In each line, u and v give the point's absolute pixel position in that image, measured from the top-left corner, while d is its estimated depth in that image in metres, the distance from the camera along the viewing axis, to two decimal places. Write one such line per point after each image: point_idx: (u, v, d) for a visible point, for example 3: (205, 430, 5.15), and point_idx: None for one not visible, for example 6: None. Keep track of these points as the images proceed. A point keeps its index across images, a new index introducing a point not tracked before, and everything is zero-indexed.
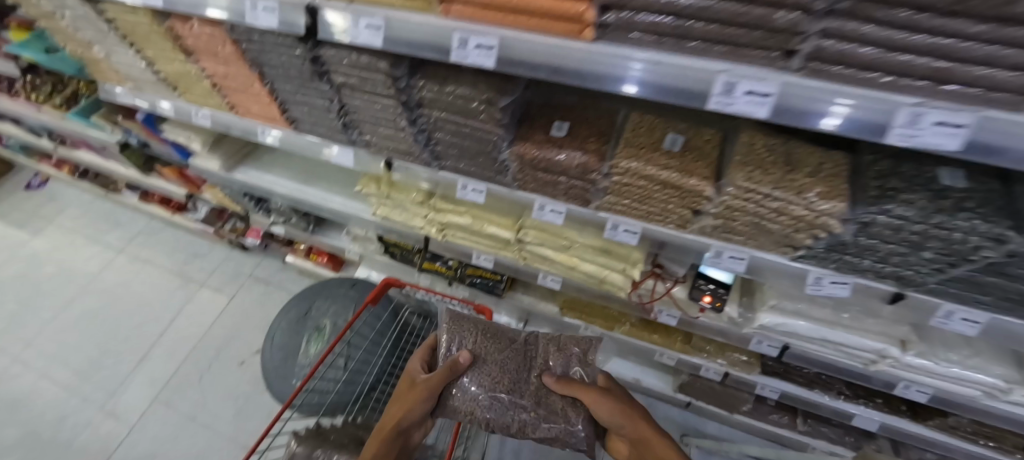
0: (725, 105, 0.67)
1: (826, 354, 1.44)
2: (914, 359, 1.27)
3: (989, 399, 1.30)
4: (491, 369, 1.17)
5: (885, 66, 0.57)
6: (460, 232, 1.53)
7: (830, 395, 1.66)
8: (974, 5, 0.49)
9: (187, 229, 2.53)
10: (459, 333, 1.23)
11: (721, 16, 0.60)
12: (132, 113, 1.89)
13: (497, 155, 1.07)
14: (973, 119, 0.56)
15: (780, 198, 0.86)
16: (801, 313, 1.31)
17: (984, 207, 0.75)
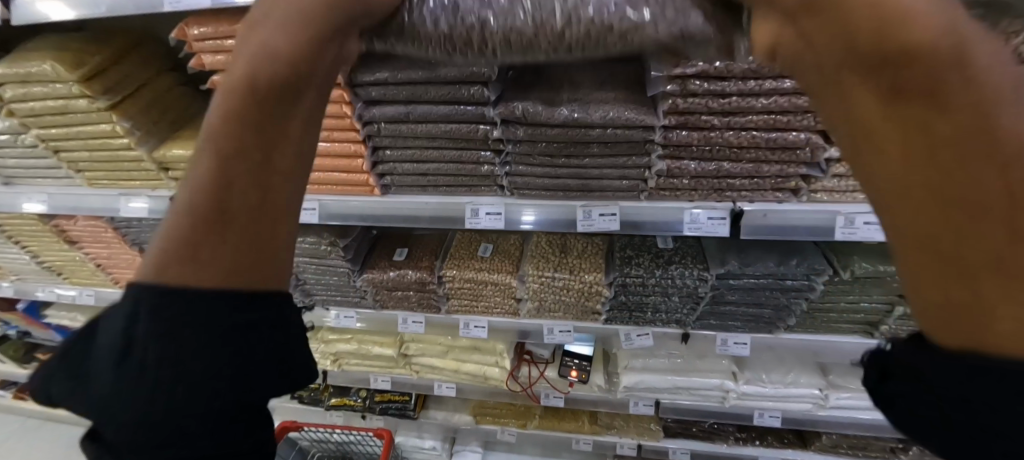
0: (476, 224, 0.97)
1: (692, 403, 1.51)
2: (747, 388, 1.42)
3: (822, 409, 1.46)
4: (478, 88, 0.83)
5: (556, 186, 0.94)
6: (352, 358, 1.55)
7: (727, 443, 1.64)
8: (573, 150, 0.87)
9: (72, 422, 2.34)
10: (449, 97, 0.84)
11: (451, 171, 0.95)
12: (13, 303, 1.93)
13: (353, 282, 1.28)
14: (617, 209, 0.94)
15: (564, 277, 1.15)
16: (648, 368, 1.44)
17: (685, 258, 1.13)
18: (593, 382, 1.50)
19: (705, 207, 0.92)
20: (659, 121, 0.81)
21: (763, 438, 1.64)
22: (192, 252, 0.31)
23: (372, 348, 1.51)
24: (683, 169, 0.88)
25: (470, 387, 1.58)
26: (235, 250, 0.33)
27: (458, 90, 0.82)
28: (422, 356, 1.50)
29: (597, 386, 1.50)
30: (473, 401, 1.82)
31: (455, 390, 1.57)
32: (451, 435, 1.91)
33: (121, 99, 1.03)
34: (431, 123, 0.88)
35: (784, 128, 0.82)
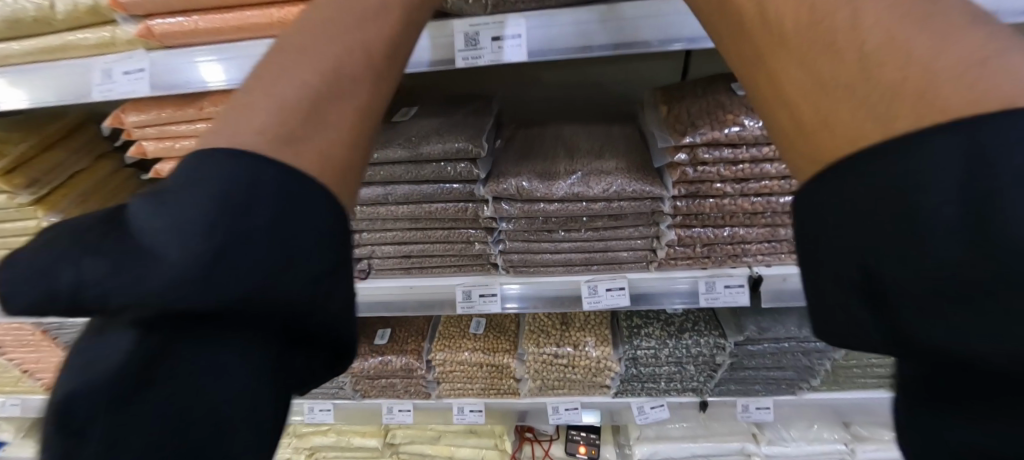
0: (468, 308, 0.85)
1: None
2: (771, 450, 1.24)
3: None
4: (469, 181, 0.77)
5: (555, 262, 0.84)
6: (331, 451, 1.37)
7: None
8: (573, 223, 0.80)
9: None
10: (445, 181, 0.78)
11: (437, 251, 0.84)
12: None
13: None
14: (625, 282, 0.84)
15: (567, 353, 1.04)
16: (661, 436, 1.27)
17: (696, 324, 1.03)
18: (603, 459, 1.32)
19: (721, 275, 0.83)
20: (669, 192, 0.76)
21: None
22: (310, 122, 0.33)
23: (354, 440, 1.34)
24: (694, 238, 0.80)
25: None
26: (344, 129, 0.35)
27: (445, 169, 0.75)
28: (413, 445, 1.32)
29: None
30: None
31: None
32: None
33: (50, 191, 0.90)
34: (414, 204, 0.79)
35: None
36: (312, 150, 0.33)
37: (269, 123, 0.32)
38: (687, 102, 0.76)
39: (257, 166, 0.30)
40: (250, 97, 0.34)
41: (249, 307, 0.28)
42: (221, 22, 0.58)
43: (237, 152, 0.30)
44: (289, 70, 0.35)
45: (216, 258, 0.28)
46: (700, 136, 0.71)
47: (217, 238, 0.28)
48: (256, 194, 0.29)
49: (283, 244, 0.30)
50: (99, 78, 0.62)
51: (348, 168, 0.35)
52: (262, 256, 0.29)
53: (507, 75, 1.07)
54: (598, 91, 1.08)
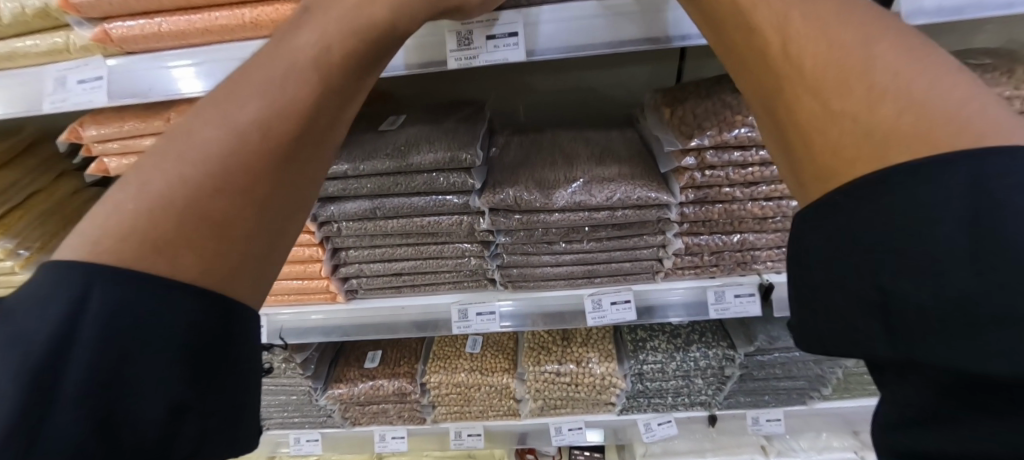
0: (465, 327, 0.80)
1: None
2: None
3: None
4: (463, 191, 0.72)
5: (557, 275, 0.79)
6: None
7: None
8: (575, 234, 0.75)
9: None
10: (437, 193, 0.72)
11: (430, 268, 0.79)
12: None
13: (317, 399, 1.06)
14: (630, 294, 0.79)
15: (569, 371, 0.99)
16: (667, 452, 1.22)
17: (703, 335, 0.99)
18: None
19: (730, 284, 0.78)
20: (676, 199, 0.71)
21: None
22: (198, 207, 0.31)
23: None
24: (701, 246, 0.76)
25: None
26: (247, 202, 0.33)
27: (436, 180, 0.70)
28: None
29: None
30: None
31: None
32: None
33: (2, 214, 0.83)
34: (404, 218, 0.74)
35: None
36: (183, 243, 0.31)
37: (157, 199, 0.31)
38: (692, 102, 0.72)
39: (110, 287, 0.29)
40: (146, 169, 0.32)
41: (101, 434, 0.28)
42: (186, 25, 0.53)
43: (82, 269, 0.29)
44: (193, 130, 0.33)
45: (69, 383, 0.28)
46: (706, 140, 0.67)
47: (57, 373, 0.28)
48: (104, 324, 0.28)
49: (138, 368, 0.29)
50: (51, 89, 0.56)
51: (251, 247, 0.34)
52: (106, 380, 0.28)
53: (498, 82, 1.03)
54: (593, 97, 1.04)
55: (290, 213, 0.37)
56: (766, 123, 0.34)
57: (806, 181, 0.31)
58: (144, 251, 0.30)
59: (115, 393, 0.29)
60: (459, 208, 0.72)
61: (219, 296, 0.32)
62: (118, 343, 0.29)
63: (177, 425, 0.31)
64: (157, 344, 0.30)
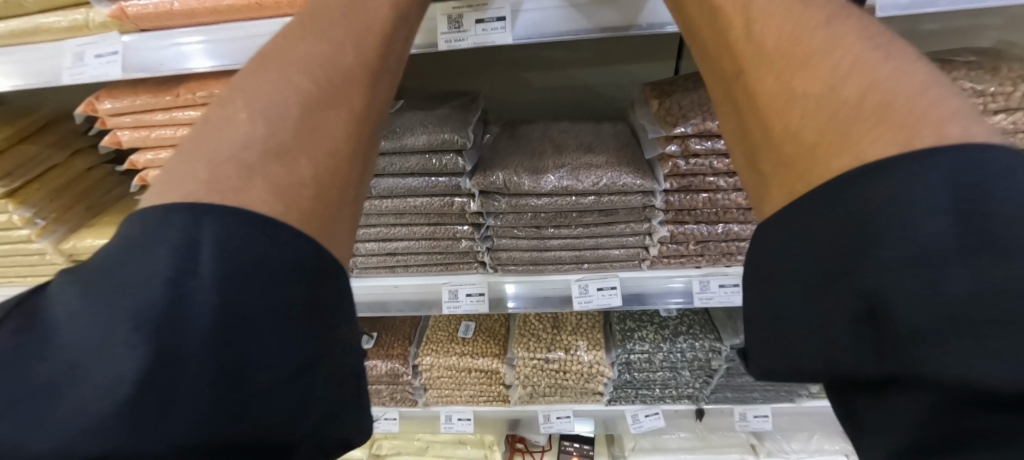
0: (454, 308, 0.82)
1: None
2: None
3: None
4: (451, 174, 0.75)
5: (545, 260, 0.82)
6: None
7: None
8: (563, 221, 0.77)
9: None
10: (428, 175, 0.75)
11: (421, 248, 0.82)
12: None
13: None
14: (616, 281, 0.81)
15: (558, 358, 1.01)
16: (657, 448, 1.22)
17: (691, 327, 1.01)
18: None
19: (715, 274, 0.80)
20: (660, 186, 0.74)
21: None
22: (290, 148, 0.37)
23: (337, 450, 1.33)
24: (688, 235, 0.77)
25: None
26: (323, 156, 0.38)
27: (429, 161, 0.73)
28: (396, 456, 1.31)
29: None
30: None
31: None
32: None
33: (21, 185, 0.88)
34: (398, 198, 0.77)
35: None
36: (276, 191, 0.35)
37: (257, 143, 0.36)
38: (679, 94, 0.74)
39: (219, 225, 0.33)
40: (234, 115, 0.37)
41: (230, 373, 0.32)
42: (196, 4, 0.56)
43: (189, 209, 0.33)
44: (264, 83, 0.38)
45: (188, 338, 0.31)
46: (689, 129, 0.70)
47: (167, 322, 0.31)
48: (220, 245, 0.33)
49: (252, 306, 0.33)
50: (70, 62, 0.60)
51: (334, 207, 0.39)
52: (222, 322, 0.32)
53: (498, 75, 1.06)
54: (590, 91, 1.07)
55: (361, 169, 0.43)
56: (729, 112, 0.43)
57: (777, 191, 0.37)
58: (233, 193, 0.34)
59: (232, 338, 0.32)
60: (449, 190, 0.75)
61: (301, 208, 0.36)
62: (231, 278, 0.33)
63: (295, 367, 0.35)
64: (254, 305, 0.33)
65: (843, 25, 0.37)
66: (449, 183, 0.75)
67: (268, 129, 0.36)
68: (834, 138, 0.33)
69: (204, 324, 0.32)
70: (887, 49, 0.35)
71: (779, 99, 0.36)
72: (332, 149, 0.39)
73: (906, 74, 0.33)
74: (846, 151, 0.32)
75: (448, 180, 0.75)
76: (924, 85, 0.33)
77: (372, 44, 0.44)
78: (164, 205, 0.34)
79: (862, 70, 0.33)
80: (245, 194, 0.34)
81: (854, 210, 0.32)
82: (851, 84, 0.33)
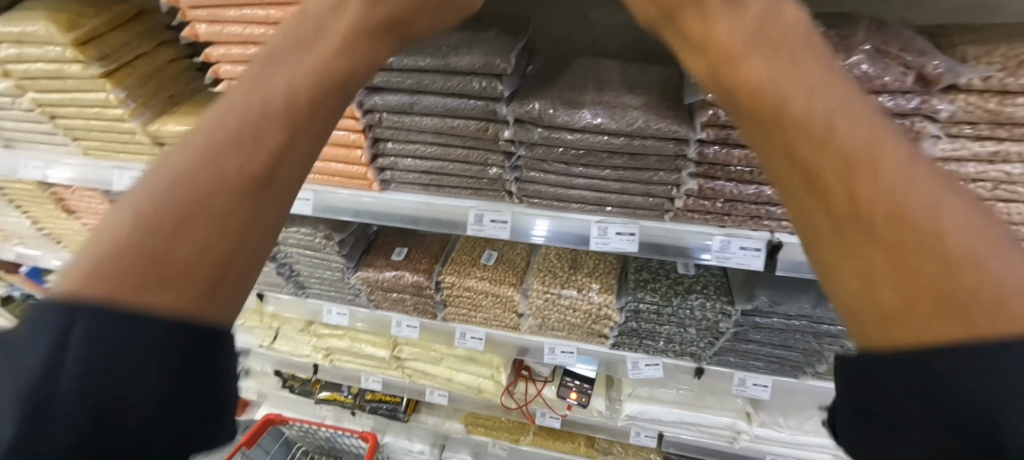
0: (478, 230, 0.88)
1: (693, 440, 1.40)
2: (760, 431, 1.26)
3: None
4: (491, 99, 0.77)
5: (570, 198, 0.84)
6: (344, 356, 1.59)
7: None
8: (593, 161, 0.79)
9: None
10: (467, 97, 0.77)
11: (454, 171, 0.86)
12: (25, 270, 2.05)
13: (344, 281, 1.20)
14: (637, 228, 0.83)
15: (570, 296, 1.06)
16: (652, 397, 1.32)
17: (707, 287, 1.01)
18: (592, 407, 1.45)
19: (738, 235, 0.80)
20: (695, 135, 0.72)
21: None
22: (199, 206, 0.33)
23: (365, 348, 1.53)
24: (718, 192, 0.77)
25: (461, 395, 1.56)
26: (244, 206, 0.35)
27: (471, 84, 0.75)
28: (416, 362, 1.50)
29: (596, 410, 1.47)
30: (465, 411, 1.96)
31: (446, 399, 1.55)
32: (442, 441, 2.13)
33: (116, 67, 0.98)
34: (437, 118, 0.80)
35: None
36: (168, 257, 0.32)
37: (171, 203, 0.33)
38: None
39: (103, 319, 0.29)
40: (159, 176, 0.34)
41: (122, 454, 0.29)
42: None
43: (63, 305, 0.29)
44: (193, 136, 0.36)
45: (62, 421, 0.28)
46: None
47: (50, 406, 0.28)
48: (89, 334, 0.29)
49: (134, 387, 0.30)
50: None
51: (249, 259, 0.35)
52: (96, 415, 0.29)
53: (556, 6, 1.04)
54: (648, 34, 1.03)
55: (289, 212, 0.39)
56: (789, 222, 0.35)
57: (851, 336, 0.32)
58: (139, 269, 0.31)
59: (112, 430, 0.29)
60: (486, 116, 0.78)
61: (209, 289, 0.33)
62: (109, 361, 0.29)
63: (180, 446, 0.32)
64: (131, 384, 0.30)
65: (863, 114, 0.32)
66: (487, 109, 0.77)
67: (191, 192, 0.34)
68: (906, 315, 0.28)
69: (77, 425, 0.28)
70: (936, 187, 0.30)
71: (843, 247, 0.31)
72: (252, 211, 0.35)
73: (959, 225, 0.28)
74: (909, 331, 0.28)
75: (486, 106, 0.77)
76: (940, 192, 0.29)
77: (321, 69, 0.40)
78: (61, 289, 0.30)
79: (915, 221, 0.29)
80: (143, 265, 0.31)
81: (942, 392, 0.27)
82: (883, 203, 0.29)
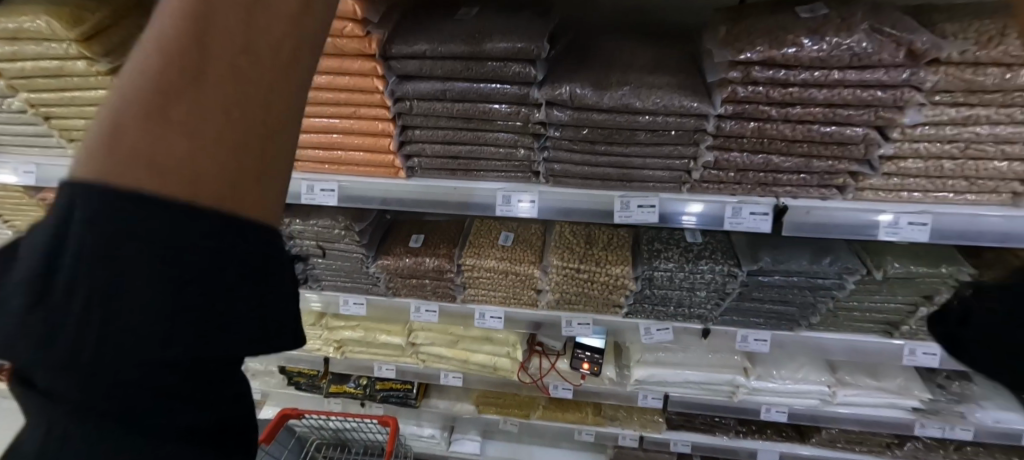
0: (506, 211, 0.91)
1: (696, 396, 1.53)
2: (757, 383, 1.45)
3: (829, 405, 1.48)
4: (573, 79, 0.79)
5: (583, 164, 0.87)
6: (358, 346, 1.52)
7: (728, 435, 1.71)
8: (616, 139, 0.82)
9: None
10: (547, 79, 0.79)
11: (483, 156, 0.89)
12: None
13: (357, 269, 1.25)
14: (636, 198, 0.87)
15: (589, 269, 1.13)
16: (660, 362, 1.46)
17: (714, 253, 1.11)
18: (605, 375, 1.53)
19: (748, 202, 0.85)
20: (715, 111, 0.76)
21: (762, 431, 1.71)
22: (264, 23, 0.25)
23: (380, 337, 1.48)
24: (731, 162, 0.81)
25: (477, 377, 1.58)
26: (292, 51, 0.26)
27: (504, 69, 0.77)
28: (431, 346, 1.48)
29: (608, 377, 1.53)
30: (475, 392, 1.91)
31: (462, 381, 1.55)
32: (451, 424, 2.02)
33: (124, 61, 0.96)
34: (467, 103, 0.82)
35: (843, 123, 0.75)
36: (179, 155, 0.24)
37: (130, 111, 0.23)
38: (750, 22, 0.76)
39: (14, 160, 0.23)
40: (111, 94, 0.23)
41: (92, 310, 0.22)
42: None
43: (97, 197, 0.21)
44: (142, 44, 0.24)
45: (125, 294, 0.23)
46: (750, 89, 0.74)
47: (66, 300, 0.22)
48: (92, 246, 0.22)
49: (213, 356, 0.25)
50: None
51: (251, 181, 0.25)
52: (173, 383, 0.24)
53: None
54: None
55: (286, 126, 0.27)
56: None
57: None
58: (187, 175, 0.23)
59: (167, 301, 0.23)
60: (507, 105, 0.81)
61: (260, 273, 0.27)
62: (105, 268, 0.22)
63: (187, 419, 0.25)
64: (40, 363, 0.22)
65: None
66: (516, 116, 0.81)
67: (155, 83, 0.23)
68: None
69: (65, 332, 0.22)
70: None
71: None
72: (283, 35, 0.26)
73: None
74: None
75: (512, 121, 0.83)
76: None
77: None
78: (93, 170, 0.22)
79: None
80: (151, 142, 0.22)
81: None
82: None
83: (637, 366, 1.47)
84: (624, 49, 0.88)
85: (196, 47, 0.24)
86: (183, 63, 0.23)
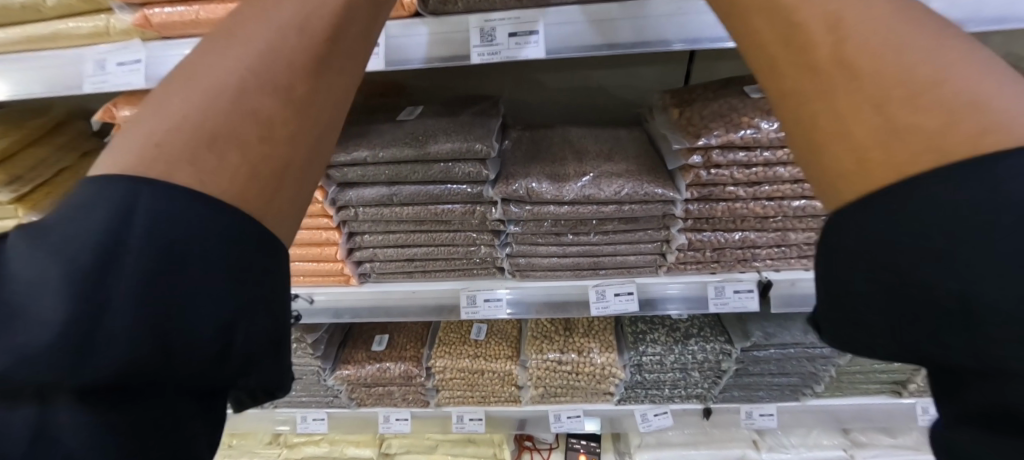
0: (472, 313, 0.81)
1: None
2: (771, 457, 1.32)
3: None
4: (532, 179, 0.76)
5: (550, 256, 0.79)
6: None
7: None
8: (582, 230, 0.77)
9: None
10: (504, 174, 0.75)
11: (439, 255, 0.81)
12: None
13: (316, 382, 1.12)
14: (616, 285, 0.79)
15: (570, 359, 1.04)
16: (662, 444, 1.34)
17: (701, 329, 1.04)
18: None
19: (730, 280, 0.78)
20: (682, 195, 0.72)
21: None
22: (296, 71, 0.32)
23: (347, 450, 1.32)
24: (704, 242, 0.76)
25: None
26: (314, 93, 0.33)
27: (452, 169, 0.73)
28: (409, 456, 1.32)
29: None
30: None
31: None
32: None
33: (32, 190, 0.87)
34: (419, 205, 0.77)
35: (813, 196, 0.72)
36: (279, 162, 0.31)
37: (192, 116, 0.29)
38: (699, 105, 0.74)
39: (145, 193, 0.27)
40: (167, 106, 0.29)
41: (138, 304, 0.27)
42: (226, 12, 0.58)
43: (135, 181, 0.27)
44: (218, 61, 0.30)
45: (126, 282, 0.27)
46: (715, 173, 0.71)
47: (103, 275, 0.26)
48: (149, 231, 0.27)
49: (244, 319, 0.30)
50: (92, 70, 0.61)
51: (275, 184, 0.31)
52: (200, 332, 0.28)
53: (511, 76, 1.10)
54: (601, 94, 1.11)
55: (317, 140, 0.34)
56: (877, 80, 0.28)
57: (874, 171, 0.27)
58: (196, 153, 0.28)
59: (172, 289, 0.28)
60: (465, 202, 0.75)
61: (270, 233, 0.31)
62: (154, 247, 0.27)
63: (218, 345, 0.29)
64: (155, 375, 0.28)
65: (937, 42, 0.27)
66: (472, 214, 0.76)
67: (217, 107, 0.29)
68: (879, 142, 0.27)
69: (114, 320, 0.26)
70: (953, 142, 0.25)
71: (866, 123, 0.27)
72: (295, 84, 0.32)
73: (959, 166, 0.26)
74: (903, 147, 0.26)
75: (468, 218, 0.76)
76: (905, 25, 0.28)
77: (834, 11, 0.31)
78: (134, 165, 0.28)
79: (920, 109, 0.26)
80: (195, 160, 0.28)
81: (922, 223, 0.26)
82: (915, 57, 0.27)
83: (638, 452, 1.33)
84: (578, 137, 0.86)
85: (246, 77, 0.30)
86: (217, 105, 0.29)
